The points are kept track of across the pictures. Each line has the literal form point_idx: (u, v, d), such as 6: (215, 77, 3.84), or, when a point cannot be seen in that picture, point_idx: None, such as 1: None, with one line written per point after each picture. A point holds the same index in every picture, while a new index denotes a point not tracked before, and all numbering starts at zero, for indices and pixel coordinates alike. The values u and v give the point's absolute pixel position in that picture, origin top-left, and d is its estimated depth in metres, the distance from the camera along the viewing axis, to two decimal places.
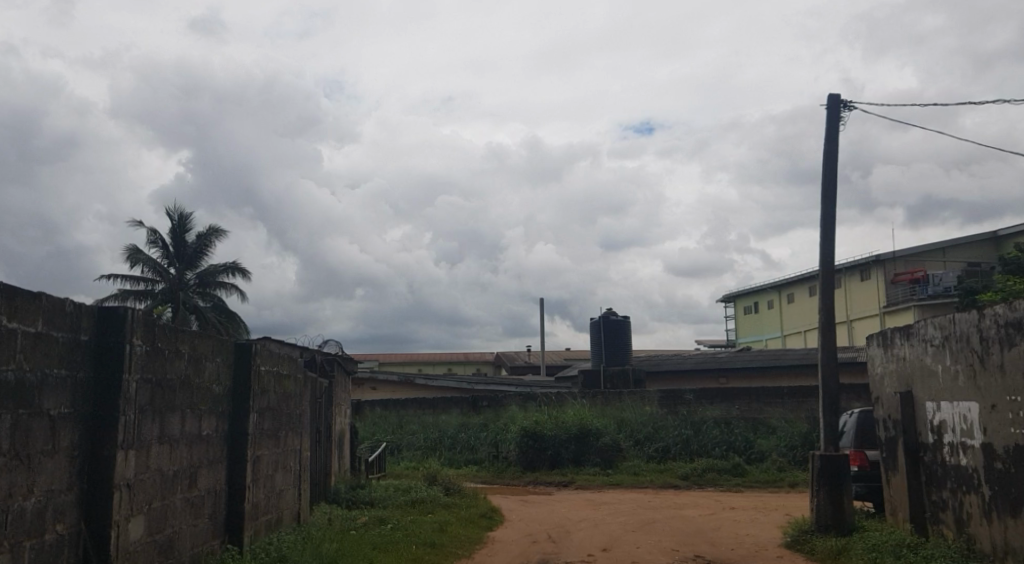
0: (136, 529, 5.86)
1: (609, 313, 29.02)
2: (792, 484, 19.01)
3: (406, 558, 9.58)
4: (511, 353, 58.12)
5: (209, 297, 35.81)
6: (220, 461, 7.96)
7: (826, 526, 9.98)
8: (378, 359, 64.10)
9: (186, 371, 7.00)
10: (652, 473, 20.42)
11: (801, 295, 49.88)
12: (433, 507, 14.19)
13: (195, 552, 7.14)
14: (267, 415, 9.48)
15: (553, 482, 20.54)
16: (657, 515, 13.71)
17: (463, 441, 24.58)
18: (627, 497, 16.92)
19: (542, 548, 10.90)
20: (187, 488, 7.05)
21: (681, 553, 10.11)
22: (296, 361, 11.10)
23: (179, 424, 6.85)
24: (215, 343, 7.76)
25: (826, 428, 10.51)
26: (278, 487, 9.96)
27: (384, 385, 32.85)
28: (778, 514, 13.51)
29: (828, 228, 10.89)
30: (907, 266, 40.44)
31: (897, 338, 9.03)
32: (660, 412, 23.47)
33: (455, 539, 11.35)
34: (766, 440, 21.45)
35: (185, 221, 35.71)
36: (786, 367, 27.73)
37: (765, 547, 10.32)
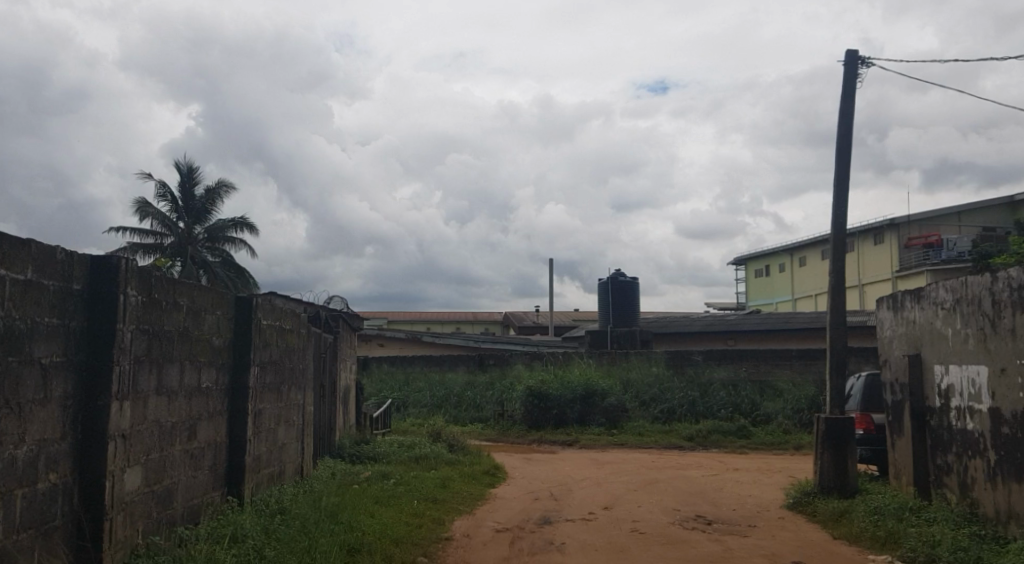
0: (132, 480, 5.83)
1: (618, 274, 28.89)
2: (797, 447, 19.00)
3: (407, 513, 9.60)
4: (520, 314, 58.16)
5: (218, 252, 35.84)
6: (220, 414, 7.93)
7: (829, 489, 9.93)
8: (387, 317, 64.31)
9: (184, 323, 6.94)
10: (657, 433, 20.46)
11: (813, 259, 49.59)
12: (436, 464, 14.22)
13: (194, 503, 7.14)
14: (269, 369, 9.45)
15: (558, 441, 20.60)
16: (659, 475, 13.69)
17: (469, 399, 24.66)
18: (632, 456, 16.93)
19: (545, 506, 10.92)
20: (187, 440, 7.04)
21: (682, 513, 10.09)
22: (300, 317, 11.03)
23: (178, 377, 6.82)
24: (215, 296, 7.68)
25: (833, 391, 10.42)
26: (280, 441, 9.97)
27: (392, 342, 32.91)
28: (780, 476, 13.52)
29: (842, 189, 10.68)
30: (922, 230, 40.07)
31: (907, 301, 8.88)
32: (666, 373, 23.41)
33: (457, 495, 11.39)
34: (772, 403, 21.43)
35: (194, 176, 35.61)
36: (796, 330, 27.60)
37: (767, 508, 10.30)
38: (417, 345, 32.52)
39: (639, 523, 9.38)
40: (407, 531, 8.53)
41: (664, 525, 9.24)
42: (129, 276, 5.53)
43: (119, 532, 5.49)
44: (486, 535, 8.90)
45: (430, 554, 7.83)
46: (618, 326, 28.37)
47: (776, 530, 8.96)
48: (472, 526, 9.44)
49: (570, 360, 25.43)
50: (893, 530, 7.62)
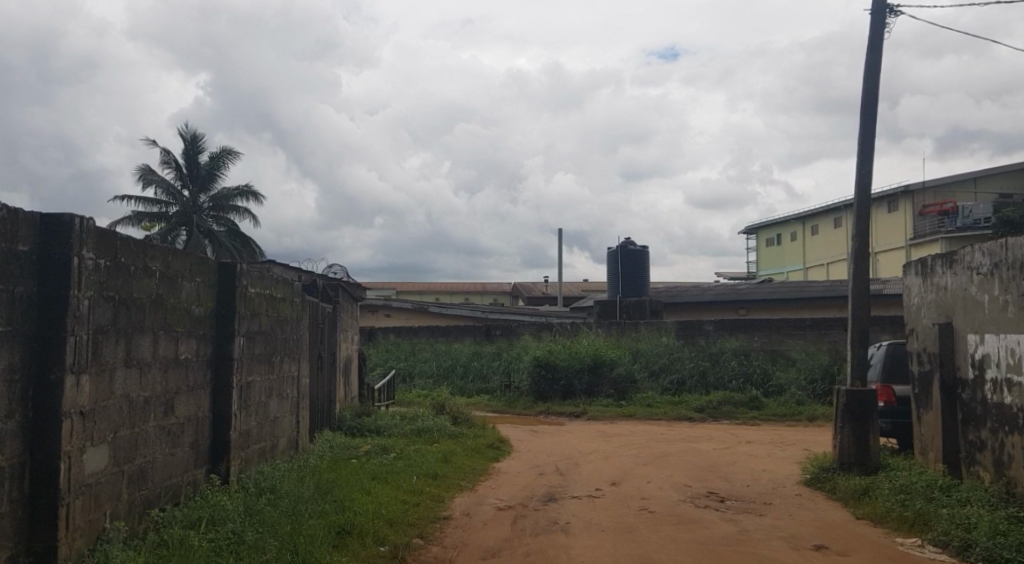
0: (95, 461, 5.37)
1: (627, 242, 28.26)
2: (811, 418, 18.51)
3: (405, 490, 9.13)
4: (529, 285, 57.72)
5: (223, 221, 35.40)
6: (203, 388, 7.45)
7: (849, 464, 9.42)
8: (396, 288, 63.97)
9: (159, 291, 6.44)
10: (666, 405, 19.99)
11: (825, 227, 48.81)
12: (438, 437, 13.78)
13: (173, 482, 6.68)
14: (258, 340, 8.95)
15: (565, 412, 20.18)
16: (669, 449, 13.21)
17: (475, 370, 24.25)
18: (640, 429, 16.49)
19: (549, 481, 10.48)
20: (163, 416, 6.56)
21: (693, 489, 9.61)
22: (293, 285, 10.51)
23: (151, 348, 6.33)
24: (195, 262, 7.16)
25: (853, 361, 9.85)
26: (272, 415, 9.51)
27: (398, 312, 32.44)
28: (796, 449, 13.03)
29: (867, 148, 10.04)
30: (937, 197, 39.23)
31: (938, 267, 8.30)
32: (676, 344, 22.87)
33: (459, 470, 10.95)
34: (785, 373, 20.93)
35: (197, 144, 35.04)
36: (809, 299, 26.98)
37: (783, 484, 9.82)
38: (423, 316, 32.08)
39: (648, 501, 8.89)
40: (404, 510, 8.07)
41: (674, 503, 8.74)
42: (85, 237, 5.00)
43: (79, 518, 5.02)
44: (488, 514, 8.43)
45: (427, 536, 7.35)
46: (627, 295, 27.81)
47: (792, 508, 8.46)
48: (472, 504, 8.97)
49: (578, 331, 24.90)
50: (922, 511, 7.12)
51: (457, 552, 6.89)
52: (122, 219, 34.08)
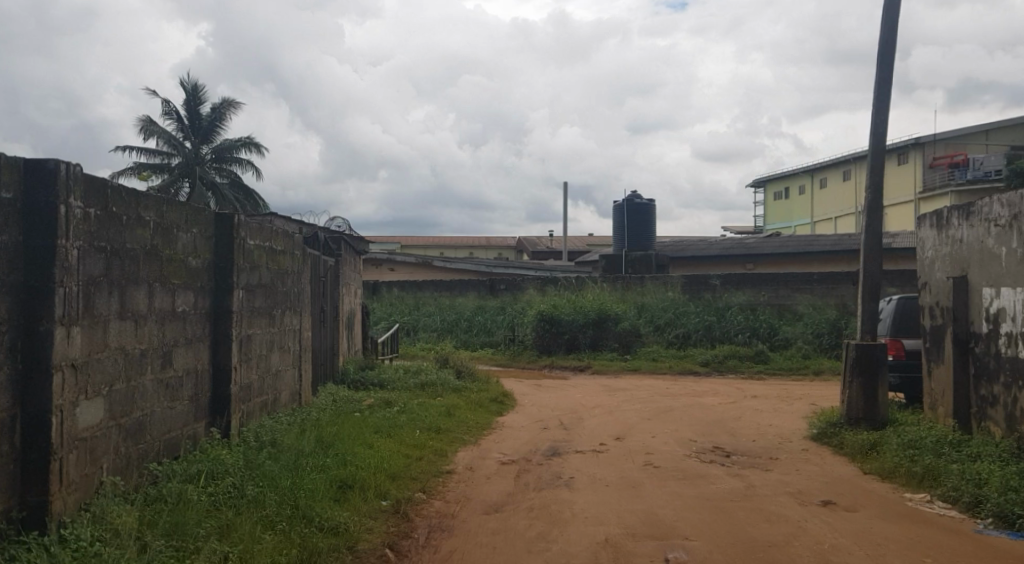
0: (89, 415, 5.26)
1: (634, 195, 27.96)
2: (817, 372, 18.44)
3: (408, 444, 9.07)
4: (534, 239, 57.47)
5: (226, 173, 35.10)
6: (202, 341, 7.32)
7: (856, 419, 9.31)
8: (401, 242, 63.78)
9: (153, 242, 6.28)
10: (671, 359, 19.92)
11: (833, 180, 48.32)
12: (442, 391, 13.72)
13: (172, 436, 6.58)
14: (258, 293, 8.81)
15: (570, 366, 20.13)
16: (674, 403, 13.13)
17: (480, 323, 24.17)
18: (645, 383, 16.43)
19: (554, 435, 10.41)
20: (161, 369, 6.44)
21: (699, 444, 9.52)
22: (294, 238, 10.33)
23: (146, 300, 6.19)
24: (191, 212, 6.99)
25: (863, 315, 9.68)
26: (274, 368, 9.40)
27: (402, 266, 32.30)
28: (801, 404, 12.95)
29: (883, 97, 9.74)
30: (947, 150, 38.70)
31: (954, 218, 8.08)
32: (682, 299, 22.72)
33: (463, 424, 10.89)
34: (792, 327, 20.82)
35: (198, 94, 34.61)
36: (817, 253, 26.74)
37: (789, 439, 9.72)
38: (427, 270, 31.95)
39: (653, 456, 8.80)
40: (406, 464, 7.99)
41: (679, 458, 8.64)
42: (71, 185, 4.83)
43: (74, 473, 4.93)
44: (491, 468, 8.35)
45: (430, 490, 7.28)
46: (633, 249, 27.59)
47: (798, 463, 8.37)
48: (476, 458, 8.90)
49: (583, 285, 24.74)
50: (931, 466, 7.01)
51: (460, 507, 6.81)
52: (124, 171, 33.81)
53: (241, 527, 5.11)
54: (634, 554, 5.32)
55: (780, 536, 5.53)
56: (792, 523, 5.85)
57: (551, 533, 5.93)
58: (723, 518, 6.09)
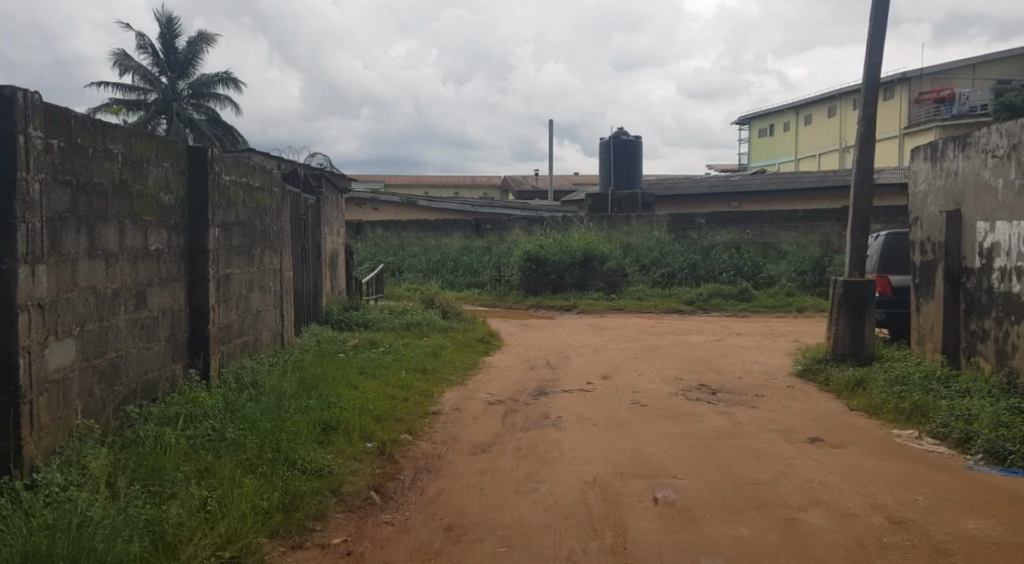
0: (60, 356, 5.08)
1: (620, 132, 27.58)
2: (801, 309, 18.47)
3: (393, 384, 8.96)
4: (519, 178, 57.01)
5: (204, 110, 34.33)
6: (178, 280, 7.11)
7: (843, 356, 9.27)
8: (385, 182, 63.10)
9: (122, 177, 6.02)
10: (657, 298, 19.88)
11: (818, 117, 47.97)
12: (427, 331, 13.61)
13: (149, 378, 6.42)
14: (236, 232, 8.56)
15: (555, 305, 20.06)
16: (660, 342, 13.08)
17: (465, 263, 24.00)
18: (631, 322, 16.40)
19: (540, 375, 10.34)
20: (135, 309, 6.25)
21: (685, 382, 9.47)
22: (272, 174, 10.04)
23: (117, 237, 5.95)
24: (162, 145, 6.71)
25: (853, 251, 9.56)
26: (254, 309, 9.21)
27: (386, 206, 31.93)
28: (787, 341, 12.94)
29: (878, 27, 9.47)
30: (934, 85, 38.37)
31: (949, 151, 7.92)
32: (668, 237, 22.60)
33: (448, 365, 10.80)
34: (777, 265, 20.79)
35: (173, 28, 33.62)
36: (802, 190, 26.60)
37: (775, 377, 9.69)
38: (411, 210, 31.61)
39: (640, 395, 8.75)
40: (391, 405, 7.89)
41: (665, 397, 8.58)
42: (31, 113, 4.58)
43: (46, 417, 4.77)
44: (477, 409, 8.26)
45: (415, 431, 7.19)
46: (619, 188, 27.34)
47: (785, 400, 8.33)
48: (462, 398, 8.80)
49: (569, 224, 24.54)
50: (920, 401, 6.97)
51: (447, 448, 6.72)
52: (100, 108, 33.00)
53: (221, 471, 4.98)
54: (622, 494, 5.25)
55: (769, 473, 5.47)
56: (781, 460, 5.79)
57: (539, 473, 5.85)
58: (711, 455, 6.03)
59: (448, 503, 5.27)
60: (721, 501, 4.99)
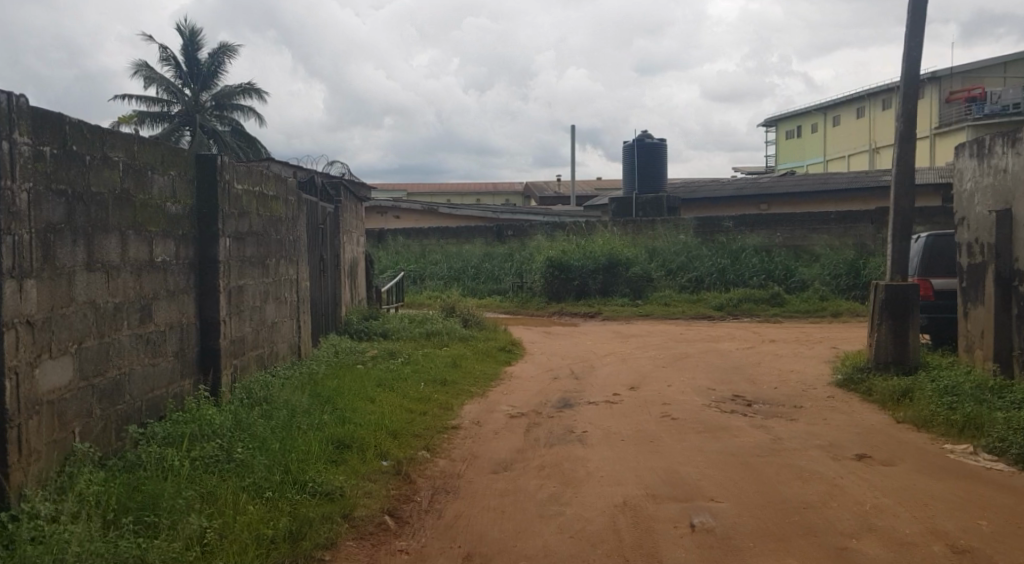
0: (55, 375, 4.79)
1: (644, 136, 27.15)
2: (835, 314, 17.93)
3: (411, 397, 8.62)
4: (542, 184, 56.66)
5: (227, 121, 34.37)
6: (187, 293, 6.81)
7: (885, 363, 8.80)
8: (408, 190, 63.05)
9: (123, 186, 5.73)
10: (684, 304, 19.44)
11: (846, 118, 47.19)
12: (448, 341, 13.28)
13: (155, 396, 6.10)
14: (249, 241, 8.27)
15: (579, 312, 19.68)
16: (689, 350, 12.63)
17: (487, 271, 23.67)
18: (658, 329, 15.95)
19: (564, 385, 9.95)
20: (140, 324, 5.94)
21: (718, 392, 9.05)
22: (287, 183, 9.74)
23: (119, 250, 5.66)
24: (167, 153, 6.42)
25: (894, 254, 9.10)
26: (269, 320, 8.91)
27: (408, 214, 31.68)
28: (822, 347, 12.46)
29: (918, 20, 9.02)
30: (965, 84, 37.68)
31: (997, 147, 7.46)
32: (694, 242, 22.10)
33: (470, 376, 10.44)
34: (808, 268, 20.26)
35: (196, 40, 33.74)
36: (833, 192, 25.98)
37: (813, 387, 9.24)
38: (433, 217, 31.36)
39: (670, 407, 8.33)
40: (409, 420, 7.53)
41: (698, 409, 8.16)
42: (15, 119, 4.35)
43: (37, 442, 4.46)
44: (499, 423, 7.89)
45: (434, 448, 6.83)
46: (643, 192, 26.89)
47: (826, 412, 7.88)
48: (483, 411, 8.44)
49: (593, 229, 24.12)
50: (973, 414, 6.50)
51: (467, 466, 6.36)
52: (123, 120, 33.13)
53: (224, 496, 4.65)
54: (655, 519, 4.85)
55: (815, 496, 5.06)
56: (826, 481, 5.38)
57: (564, 495, 5.46)
58: (751, 476, 5.62)
59: (467, 529, 4.90)
60: (764, 528, 4.58)
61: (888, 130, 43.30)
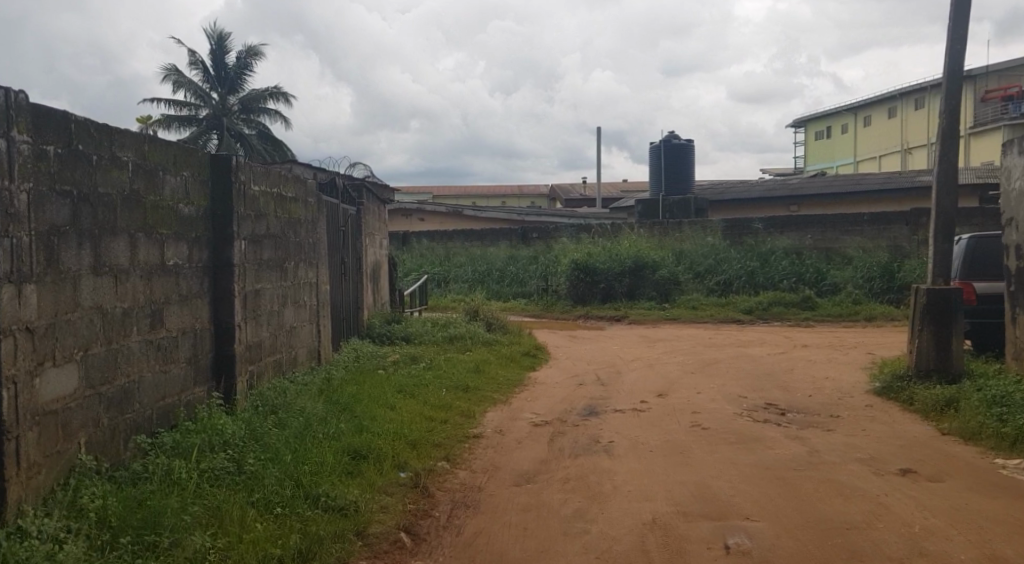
0: (59, 384, 4.60)
1: (671, 136, 26.74)
2: (869, 318, 17.46)
3: (432, 404, 8.38)
4: (567, 186, 56.35)
5: (254, 125, 34.44)
6: (201, 297, 6.61)
7: (927, 371, 8.43)
8: (434, 192, 63.02)
9: (133, 186, 5.54)
10: (712, 307, 19.04)
11: (877, 118, 46.41)
12: (471, 345, 13.04)
13: (166, 404, 5.91)
14: (267, 244, 8.08)
15: (605, 316, 19.36)
16: (719, 355, 12.27)
17: (512, 273, 23.42)
18: (686, 333, 15.59)
19: (590, 392, 9.66)
20: (150, 330, 5.75)
21: (750, 401, 8.71)
22: (306, 185, 9.54)
23: (128, 253, 5.47)
24: (180, 153, 6.22)
25: (935, 256, 8.72)
26: (287, 325, 8.72)
27: (432, 216, 31.51)
28: (857, 353, 12.05)
29: (961, 13, 8.64)
30: (1001, 83, 37.32)
31: None
32: (723, 244, 21.68)
33: (493, 382, 10.18)
34: (840, 271, 19.77)
35: (224, 44, 33.87)
36: (865, 193, 25.43)
37: (850, 395, 8.87)
38: (458, 220, 31.17)
39: (701, 416, 8.01)
40: (429, 429, 7.29)
41: (729, 418, 7.84)
42: (15, 117, 4.17)
43: (37, 454, 4.27)
44: (522, 432, 7.62)
45: (454, 459, 6.58)
46: (670, 193, 26.50)
47: (865, 422, 7.53)
48: (506, 419, 8.18)
49: (619, 231, 23.77)
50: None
51: (487, 478, 6.10)
52: (151, 124, 33.31)
53: (233, 512, 4.42)
54: (687, 540, 4.55)
55: (859, 515, 4.75)
56: (869, 499, 5.06)
57: (590, 511, 5.18)
58: (789, 492, 5.31)
59: (487, 547, 4.64)
60: (805, 551, 4.27)
61: (921, 130, 42.51)
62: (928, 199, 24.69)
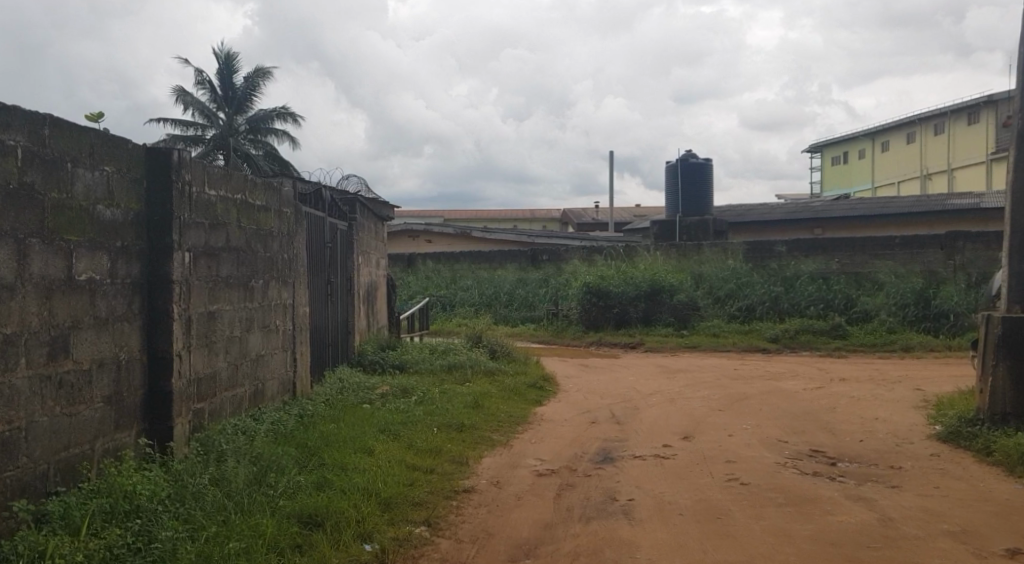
0: None
1: (688, 156, 25.52)
2: (906, 348, 16.12)
3: (418, 448, 7.09)
4: (579, 210, 55.18)
5: (261, 144, 33.42)
6: (128, 319, 5.41)
7: (1003, 416, 7.14)
8: (443, 216, 62.15)
9: (25, 179, 4.38)
10: (734, 335, 17.74)
11: (896, 142, 45.16)
12: (472, 375, 11.77)
13: (70, 455, 4.68)
14: (225, 258, 6.87)
15: (619, 343, 18.09)
16: (747, 389, 10.92)
17: (522, 297, 22.22)
18: (709, 363, 14.23)
19: (604, 432, 8.37)
20: (50, 360, 4.55)
21: (791, 446, 7.42)
22: (281, 192, 8.36)
23: (14, 264, 4.27)
24: (100, 142, 5.07)
25: (1010, 278, 7.43)
26: (252, 353, 7.50)
27: (439, 238, 30.31)
28: (904, 388, 10.68)
29: None
30: None
31: None
32: (744, 268, 20.38)
33: (493, 419, 8.88)
34: (871, 298, 18.41)
35: (232, 63, 33.16)
36: (893, 216, 24.08)
37: (908, 440, 7.55)
38: (466, 242, 29.95)
39: (736, 466, 6.70)
40: (409, 483, 5.99)
41: (771, 470, 6.53)
42: None
43: None
44: (524, 485, 6.33)
45: (436, 522, 5.31)
46: (688, 215, 25.22)
47: (937, 477, 6.22)
48: (505, 467, 6.91)
49: (633, 253, 22.48)
50: None
51: (476, 551, 4.82)
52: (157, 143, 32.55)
53: None
54: None
55: None
56: None
57: None
58: None
59: None
60: None
61: (941, 154, 41.18)
62: (960, 222, 23.32)
